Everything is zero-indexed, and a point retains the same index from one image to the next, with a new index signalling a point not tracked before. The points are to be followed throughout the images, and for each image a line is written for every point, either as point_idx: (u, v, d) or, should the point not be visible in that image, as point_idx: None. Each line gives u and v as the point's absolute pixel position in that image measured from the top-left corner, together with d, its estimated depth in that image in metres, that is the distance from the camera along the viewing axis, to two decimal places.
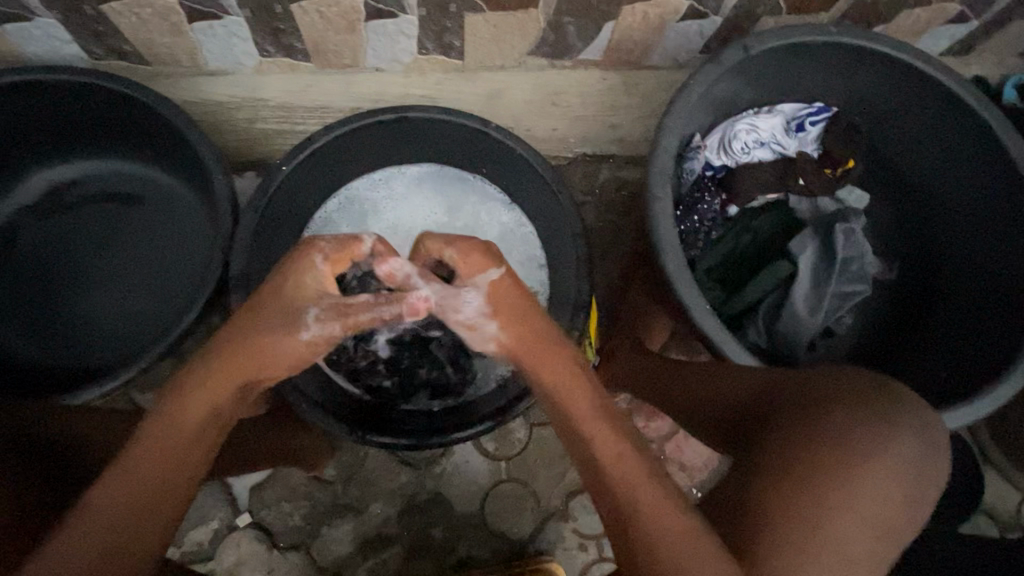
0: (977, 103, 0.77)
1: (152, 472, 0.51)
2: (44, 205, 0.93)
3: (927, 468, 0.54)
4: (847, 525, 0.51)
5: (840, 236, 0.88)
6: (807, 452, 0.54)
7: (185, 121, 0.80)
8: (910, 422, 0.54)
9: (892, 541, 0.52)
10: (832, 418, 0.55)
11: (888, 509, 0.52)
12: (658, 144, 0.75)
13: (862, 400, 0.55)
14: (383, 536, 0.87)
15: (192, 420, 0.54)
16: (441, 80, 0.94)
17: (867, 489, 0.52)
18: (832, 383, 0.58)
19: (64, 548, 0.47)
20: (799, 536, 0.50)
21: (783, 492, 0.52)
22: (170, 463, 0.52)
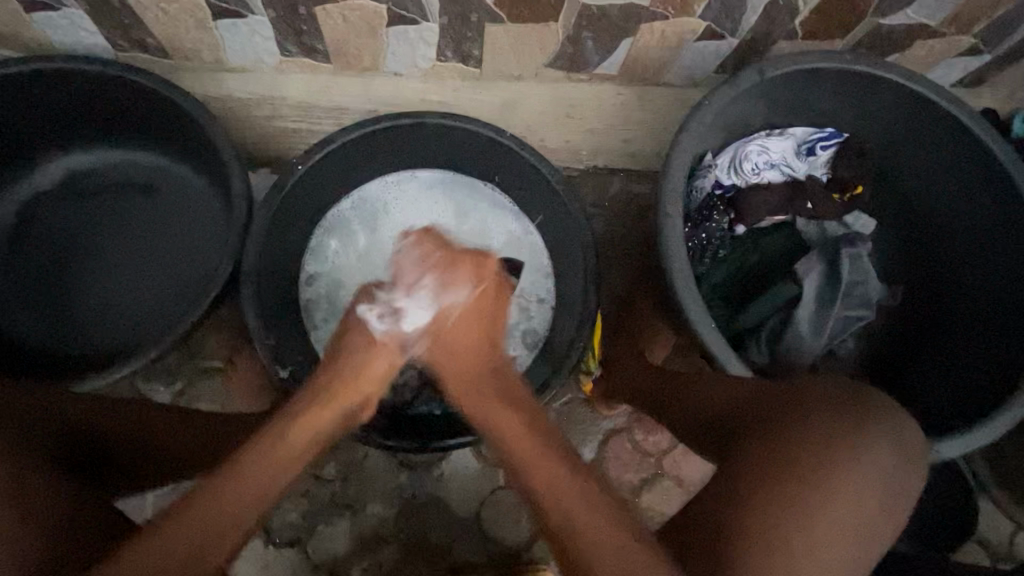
0: (987, 136, 0.78)
1: (245, 486, 0.51)
2: (58, 191, 0.94)
3: (901, 477, 0.55)
4: (820, 530, 0.52)
5: (846, 260, 0.89)
6: (786, 467, 0.54)
7: (204, 116, 0.81)
8: (885, 430, 0.55)
9: (866, 546, 0.53)
10: (804, 427, 0.56)
11: (862, 520, 0.53)
12: (671, 161, 0.76)
13: (833, 407, 0.56)
14: (379, 536, 0.88)
15: (299, 440, 0.55)
16: (457, 87, 0.95)
17: (837, 503, 0.52)
18: (808, 393, 0.59)
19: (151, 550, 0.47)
20: (770, 543, 0.51)
21: (759, 509, 0.53)
22: (265, 481, 0.52)
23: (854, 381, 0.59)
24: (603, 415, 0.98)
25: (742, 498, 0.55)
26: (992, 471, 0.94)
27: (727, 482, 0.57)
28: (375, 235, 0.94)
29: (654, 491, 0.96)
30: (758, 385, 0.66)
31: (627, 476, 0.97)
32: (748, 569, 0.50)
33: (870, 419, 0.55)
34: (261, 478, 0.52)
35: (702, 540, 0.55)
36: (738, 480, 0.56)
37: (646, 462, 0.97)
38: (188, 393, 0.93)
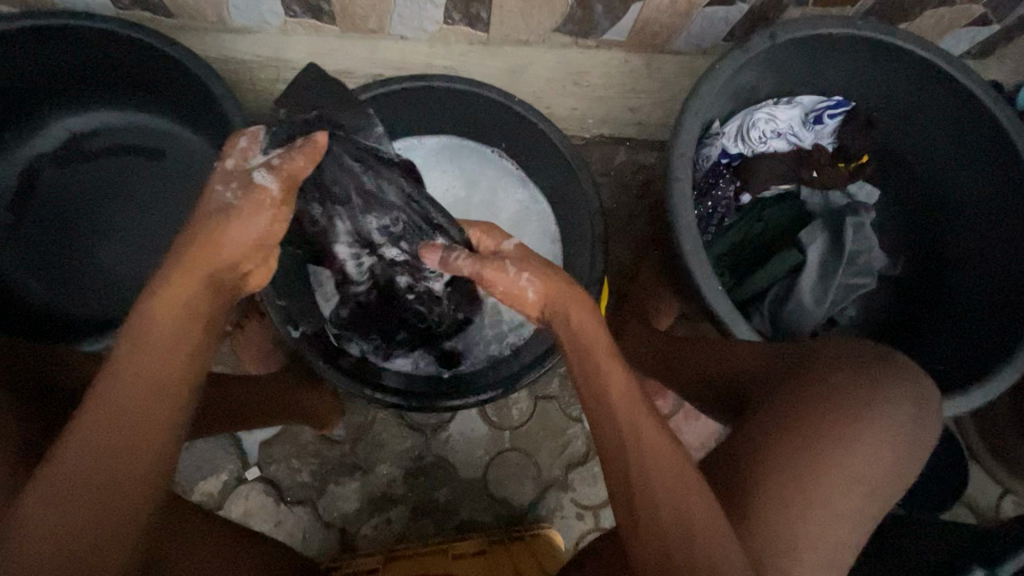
0: (993, 104, 0.78)
1: (113, 428, 0.45)
2: (61, 153, 0.93)
3: (916, 433, 0.57)
4: (843, 478, 0.54)
5: (848, 228, 0.89)
6: (802, 420, 0.56)
7: (209, 76, 0.80)
8: (899, 391, 0.57)
9: (881, 496, 0.55)
10: (828, 382, 0.58)
11: (876, 477, 0.55)
12: (682, 126, 0.76)
13: (856, 366, 0.58)
14: (389, 496, 0.90)
15: (170, 353, 0.48)
16: (464, 51, 0.94)
17: (857, 454, 0.55)
18: (831, 354, 0.61)
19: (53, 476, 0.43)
20: (799, 488, 0.53)
21: (783, 457, 0.54)
22: (135, 414, 0.46)
23: (870, 343, 0.62)
24: None
25: (755, 450, 0.56)
26: (982, 437, 0.97)
27: (741, 436, 0.58)
28: None
29: None
30: (766, 348, 0.67)
31: None
32: (775, 511, 0.52)
33: (889, 380, 0.58)
34: (134, 408, 0.46)
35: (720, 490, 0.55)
36: (760, 428, 0.57)
37: None
38: None
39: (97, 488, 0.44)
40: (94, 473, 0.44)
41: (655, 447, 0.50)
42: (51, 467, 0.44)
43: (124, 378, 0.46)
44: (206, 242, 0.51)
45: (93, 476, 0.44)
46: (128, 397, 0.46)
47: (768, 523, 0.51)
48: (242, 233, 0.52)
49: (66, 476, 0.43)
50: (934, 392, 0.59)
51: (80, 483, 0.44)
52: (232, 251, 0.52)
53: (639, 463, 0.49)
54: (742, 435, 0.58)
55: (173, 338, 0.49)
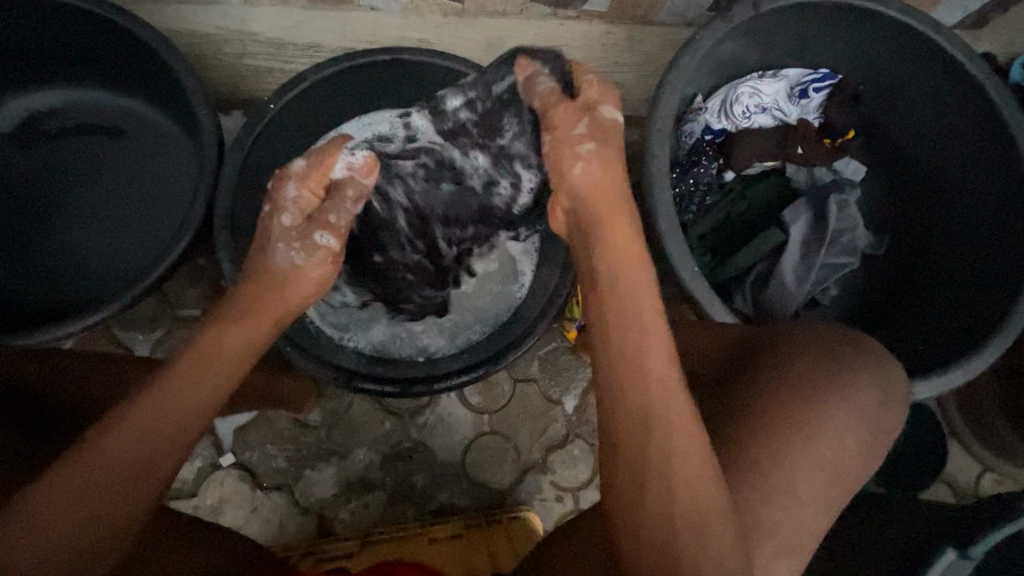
0: (983, 77, 0.76)
1: (143, 434, 0.48)
2: (19, 132, 0.89)
3: (884, 416, 0.56)
4: (807, 463, 0.53)
5: (832, 207, 0.87)
6: (774, 407, 0.54)
7: (167, 49, 0.76)
8: (869, 376, 0.56)
9: (847, 481, 0.55)
10: (797, 366, 0.56)
11: (841, 462, 0.54)
12: (659, 101, 0.73)
13: (827, 350, 0.57)
14: (366, 480, 0.89)
15: (225, 366, 0.55)
16: (439, 24, 0.92)
17: (822, 439, 0.54)
18: (802, 337, 0.59)
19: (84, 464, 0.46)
20: (763, 473, 0.52)
21: (748, 443, 0.53)
22: (160, 422, 0.49)
23: (843, 326, 0.60)
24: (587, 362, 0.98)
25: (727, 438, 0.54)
26: (962, 416, 0.97)
27: (710, 422, 0.57)
28: None
29: None
30: (740, 332, 0.65)
31: None
32: (738, 497, 0.51)
33: (858, 364, 0.56)
34: (175, 410, 0.50)
35: None
36: (726, 414, 0.56)
37: None
38: (167, 343, 0.90)
39: (104, 475, 0.46)
40: (116, 459, 0.47)
41: (629, 421, 0.48)
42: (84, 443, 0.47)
43: (175, 375, 0.51)
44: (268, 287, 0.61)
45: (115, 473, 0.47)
46: (178, 397, 0.51)
47: (735, 512, 0.51)
48: (307, 285, 0.63)
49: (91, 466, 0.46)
50: (904, 374, 0.59)
51: (104, 464, 0.46)
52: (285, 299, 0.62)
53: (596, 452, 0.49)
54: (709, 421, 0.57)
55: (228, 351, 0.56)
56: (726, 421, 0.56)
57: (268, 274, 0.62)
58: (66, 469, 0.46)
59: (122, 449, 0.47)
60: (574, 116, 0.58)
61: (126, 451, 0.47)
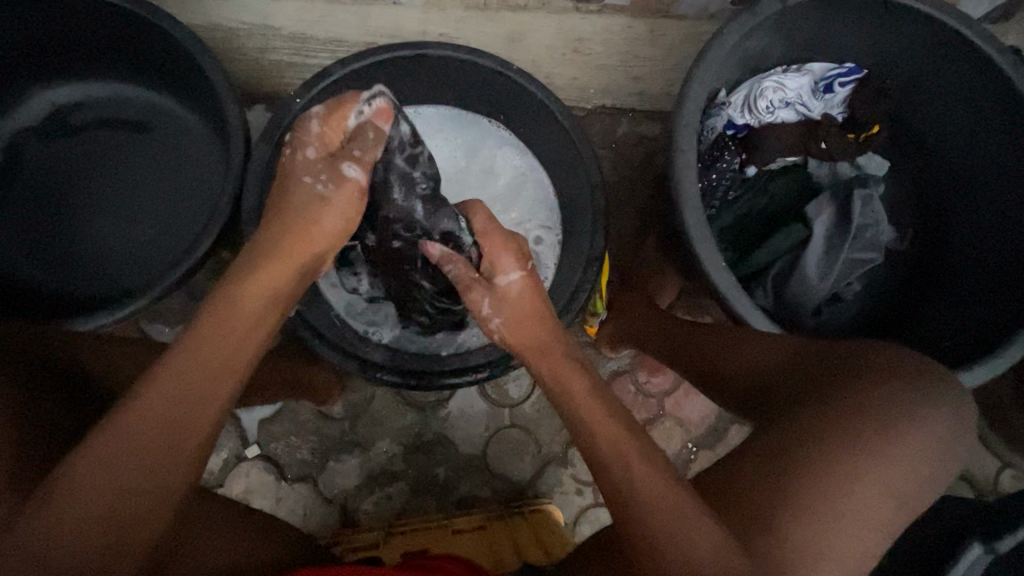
0: (1013, 70, 0.75)
1: (164, 422, 0.47)
2: (46, 127, 0.90)
3: (953, 442, 0.54)
4: (869, 488, 0.52)
5: (857, 203, 0.87)
6: (834, 424, 0.54)
7: (194, 43, 0.77)
8: (937, 401, 0.54)
9: (911, 507, 0.53)
10: (859, 390, 0.55)
11: (906, 487, 0.53)
12: (686, 95, 0.73)
13: (892, 373, 0.56)
14: (388, 472, 0.90)
15: (207, 382, 0.49)
16: (461, 18, 0.92)
17: (885, 465, 0.52)
18: (863, 359, 0.58)
19: (107, 451, 0.45)
20: (823, 500, 0.51)
21: (805, 467, 0.53)
22: (181, 405, 0.48)
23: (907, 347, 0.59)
24: (608, 357, 0.98)
25: (783, 454, 0.54)
26: (983, 412, 0.97)
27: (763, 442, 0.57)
28: None
29: (656, 431, 0.98)
30: (795, 348, 0.64)
31: None
32: (795, 522, 0.50)
33: (924, 388, 0.55)
34: (156, 438, 0.46)
35: (735, 498, 0.54)
36: (780, 437, 0.56)
37: (647, 404, 0.98)
38: None
39: (129, 466, 0.45)
40: (99, 494, 0.44)
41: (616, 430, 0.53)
42: (106, 432, 0.45)
43: (150, 399, 0.47)
44: (286, 235, 0.61)
45: (142, 463, 0.45)
46: (158, 423, 0.46)
47: (786, 526, 0.50)
48: (336, 219, 0.63)
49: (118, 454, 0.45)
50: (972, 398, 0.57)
51: (87, 501, 0.43)
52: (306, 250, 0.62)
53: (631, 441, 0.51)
54: (761, 442, 0.57)
55: (212, 363, 0.50)
56: (780, 443, 0.55)
57: (291, 210, 0.62)
58: (80, 471, 0.44)
59: (147, 431, 0.46)
60: (479, 294, 0.65)
61: (150, 434, 0.46)
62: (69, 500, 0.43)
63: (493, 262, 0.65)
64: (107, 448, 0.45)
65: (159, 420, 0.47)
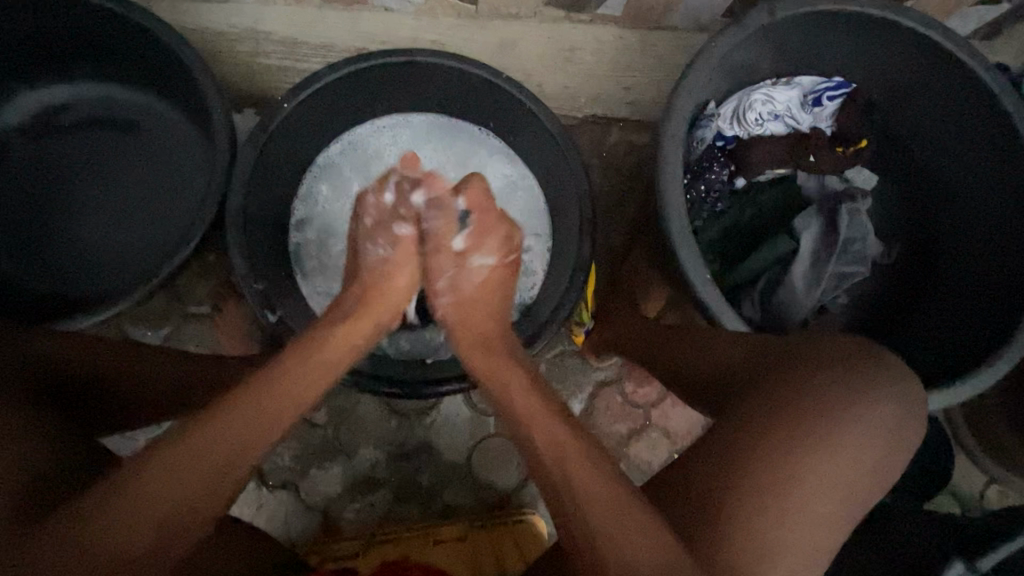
0: (997, 87, 0.76)
1: (224, 445, 0.50)
2: (33, 126, 0.89)
3: (898, 432, 0.56)
4: (817, 484, 0.53)
5: (843, 215, 0.88)
6: (783, 425, 0.55)
7: (183, 46, 0.76)
8: (882, 393, 0.55)
9: (860, 499, 0.55)
10: (807, 386, 0.56)
11: (854, 480, 0.54)
12: (673, 105, 0.73)
13: (837, 367, 0.56)
14: (371, 480, 0.89)
15: (257, 432, 0.52)
16: (453, 26, 0.92)
17: (832, 461, 0.54)
18: (813, 351, 0.58)
19: (175, 460, 0.49)
20: (774, 496, 0.53)
21: (757, 465, 0.54)
22: (243, 434, 0.51)
23: (858, 337, 0.59)
24: (595, 366, 0.98)
25: (738, 453, 0.55)
26: (970, 427, 0.97)
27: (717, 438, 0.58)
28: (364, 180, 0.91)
29: (642, 441, 0.97)
30: (756, 343, 0.64)
31: (617, 426, 0.97)
32: (745, 516, 0.52)
33: (870, 382, 0.56)
34: (196, 468, 0.49)
35: (692, 496, 0.55)
36: (733, 433, 0.56)
37: (634, 414, 0.98)
38: (176, 338, 0.90)
39: (190, 482, 0.49)
40: (121, 533, 0.47)
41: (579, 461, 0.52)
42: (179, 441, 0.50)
43: (222, 422, 0.51)
44: (370, 290, 0.67)
45: (201, 481, 0.49)
46: (187, 468, 0.49)
47: (740, 526, 0.52)
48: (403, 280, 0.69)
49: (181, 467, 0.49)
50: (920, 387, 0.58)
51: (157, 492, 0.48)
52: (379, 309, 0.67)
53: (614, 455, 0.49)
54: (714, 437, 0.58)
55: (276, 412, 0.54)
56: (733, 440, 0.56)
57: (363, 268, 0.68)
58: (147, 474, 0.48)
59: (208, 452, 0.50)
60: (444, 263, 0.67)
61: (209, 455, 0.50)
62: (115, 504, 0.47)
63: (479, 240, 0.67)
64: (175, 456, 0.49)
65: (220, 443, 0.50)
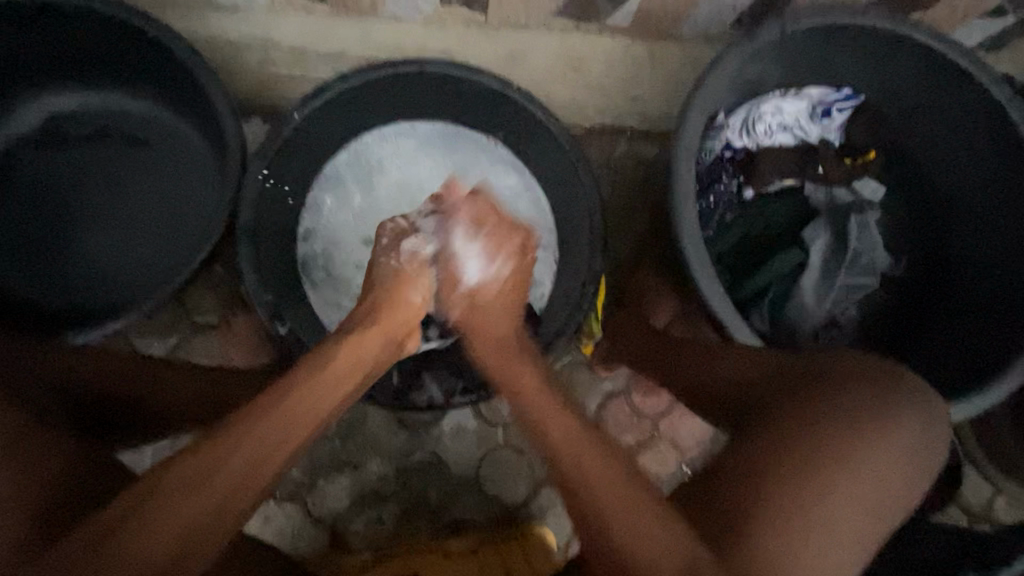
0: (1007, 101, 0.76)
1: (250, 448, 0.49)
2: (39, 135, 0.89)
3: (922, 451, 0.56)
4: (848, 499, 0.52)
5: (853, 228, 0.88)
6: (812, 437, 0.54)
7: (193, 57, 0.76)
8: (907, 409, 0.56)
9: (888, 516, 0.54)
10: (834, 401, 0.56)
11: (883, 497, 0.54)
12: (685, 119, 0.73)
13: (863, 382, 0.57)
14: (379, 492, 0.89)
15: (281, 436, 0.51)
16: (461, 35, 0.91)
17: (862, 475, 0.53)
18: (837, 367, 0.59)
19: (196, 470, 0.47)
20: (807, 510, 0.51)
21: (789, 479, 0.53)
22: (267, 440, 0.50)
23: (879, 356, 0.60)
24: (603, 377, 0.97)
25: (766, 469, 0.54)
26: (977, 438, 0.97)
27: (744, 452, 0.57)
28: (369, 191, 0.92)
29: (651, 452, 0.97)
30: (774, 362, 0.65)
31: (625, 437, 0.97)
32: (780, 532, 0.50)
33: (896, 398, 0.56)
34: (218, 478, 0.48)
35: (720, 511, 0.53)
36: (762, 448, 0.55)
37: (642, 425, 0.97)
38: (183, 349, 0.90)
39: (213, 491, 0.47)
40: (140, 551, 0.44)
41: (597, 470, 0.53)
42: (199, 450, 0.49)
43: (245, 430, 0.50)
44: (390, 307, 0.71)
45: (224, 490, 0.47)
46: (208, 476, 0.47)
47: (771, 542, 0.50)
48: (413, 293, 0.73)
49: (203, 476, 0.47)
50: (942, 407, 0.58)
51: (180, 505, 0.46)
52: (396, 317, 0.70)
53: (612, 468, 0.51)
54: (742, 452, 0.57)
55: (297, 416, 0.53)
56: (764, 455, 0.55)
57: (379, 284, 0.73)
58: (168, 484, 0.47)
59: (231, 458, 0.49)
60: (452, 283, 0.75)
61: (232, 461, 0.48)
62: (134, 517, 0.45)
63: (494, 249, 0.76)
64: (195, 465, 0.48)
65: (245, 449, 0.49)
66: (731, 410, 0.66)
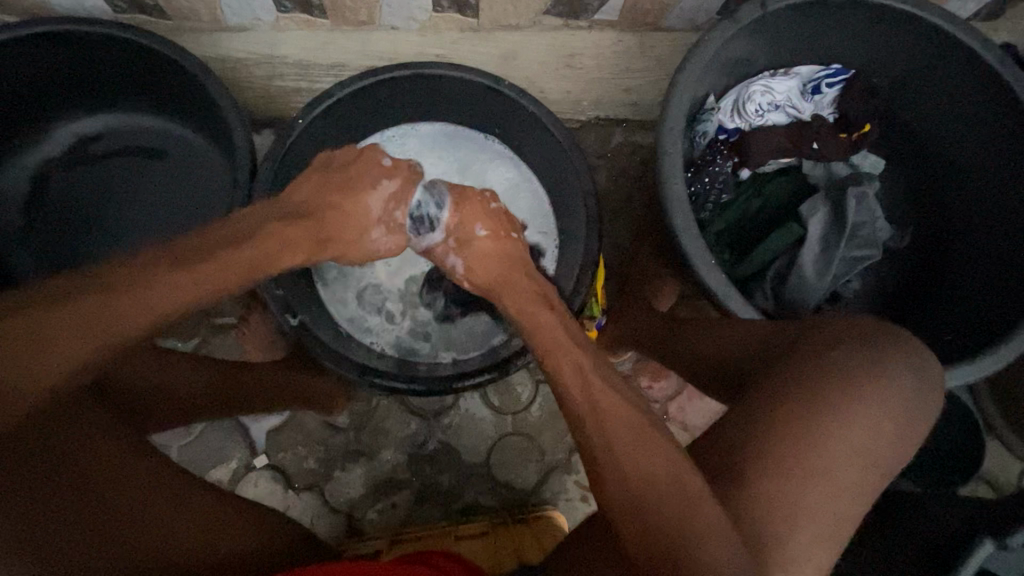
0: (1001, 62, 0.75)
1: (148, 291, 0.49)
2: (69, 157, 0.96)
3: (917, 405, 0.56)
4: (840, 451, 0.53)
5: (851, 200, 0.86)
6: (806, 392, 0.54)
7: (204, 74, 0.81)
8: (901, 366, 0.56)
9: (883, 470, 0.54)
10: (827, 358, 0.56)
11: (877, 450, 0.54)
12: (670, 101, 0.75)
13: (857, 340, 0.57)
14: (393, 480, 0.91)
15: (90, 324, 0.48)
16: (456, 39, 0.95)
17: (855, 429, 0.53)
18: (830, 330, 0.59)
19: (96, 301, 0.48)
20: (797, 462, 0.52)
21: (781, 435, 0.53)
22: (168, 287, 0.50)
23: (872, 317, 0.60)
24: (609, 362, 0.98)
25: (762, 427, 0.53)
26: (1001, 410, 0.94)
27: (739, 408, 0.57)
28: None
29: None
30: (767, 327, 0.65)
31: None
32: (770, 482, 0.51)
33: (889, 356, 0.56)
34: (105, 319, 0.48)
35: (715, 468, 0.54)
36: (756, 406, 0.55)
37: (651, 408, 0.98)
38: (204, 348, 0.95)
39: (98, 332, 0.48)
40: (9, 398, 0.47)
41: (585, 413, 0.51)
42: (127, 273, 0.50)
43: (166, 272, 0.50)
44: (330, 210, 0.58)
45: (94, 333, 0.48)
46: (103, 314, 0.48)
47: (765, 491, 0.51)
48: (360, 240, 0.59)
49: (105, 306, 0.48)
50: (936, 365, 0.58)
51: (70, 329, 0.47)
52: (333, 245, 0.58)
53: (620, 429, 0.49)
54: (735, 411, 0.57)
55: (124, 304, 0.48)
56: (757, 410, 0.55)
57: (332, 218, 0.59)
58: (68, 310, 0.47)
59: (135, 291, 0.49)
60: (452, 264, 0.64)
61: (132, 295, 0.49)
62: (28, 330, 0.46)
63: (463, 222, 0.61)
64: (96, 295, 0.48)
65: (148, 288, 0.49)
66: (727, 378, 0.66)
